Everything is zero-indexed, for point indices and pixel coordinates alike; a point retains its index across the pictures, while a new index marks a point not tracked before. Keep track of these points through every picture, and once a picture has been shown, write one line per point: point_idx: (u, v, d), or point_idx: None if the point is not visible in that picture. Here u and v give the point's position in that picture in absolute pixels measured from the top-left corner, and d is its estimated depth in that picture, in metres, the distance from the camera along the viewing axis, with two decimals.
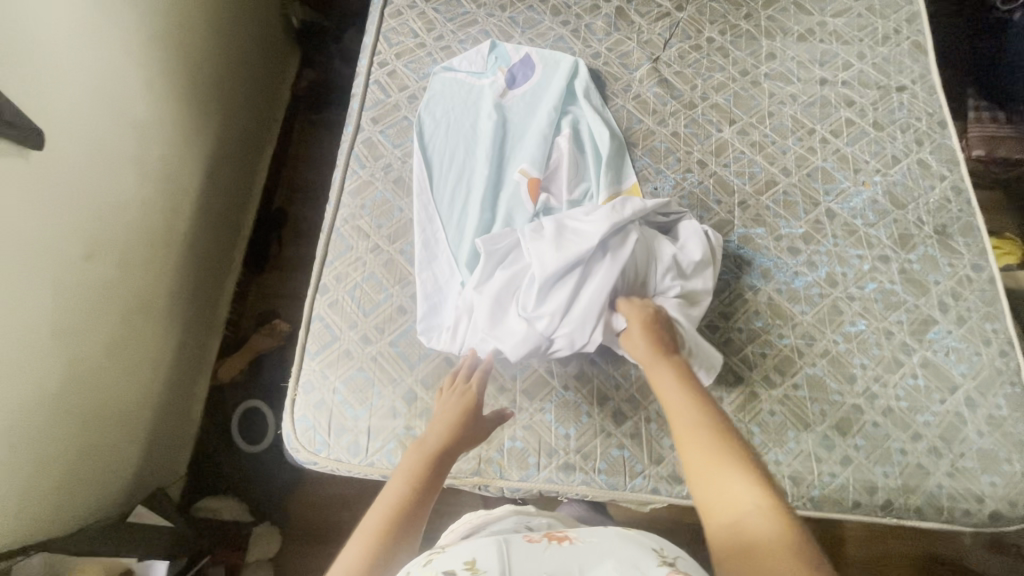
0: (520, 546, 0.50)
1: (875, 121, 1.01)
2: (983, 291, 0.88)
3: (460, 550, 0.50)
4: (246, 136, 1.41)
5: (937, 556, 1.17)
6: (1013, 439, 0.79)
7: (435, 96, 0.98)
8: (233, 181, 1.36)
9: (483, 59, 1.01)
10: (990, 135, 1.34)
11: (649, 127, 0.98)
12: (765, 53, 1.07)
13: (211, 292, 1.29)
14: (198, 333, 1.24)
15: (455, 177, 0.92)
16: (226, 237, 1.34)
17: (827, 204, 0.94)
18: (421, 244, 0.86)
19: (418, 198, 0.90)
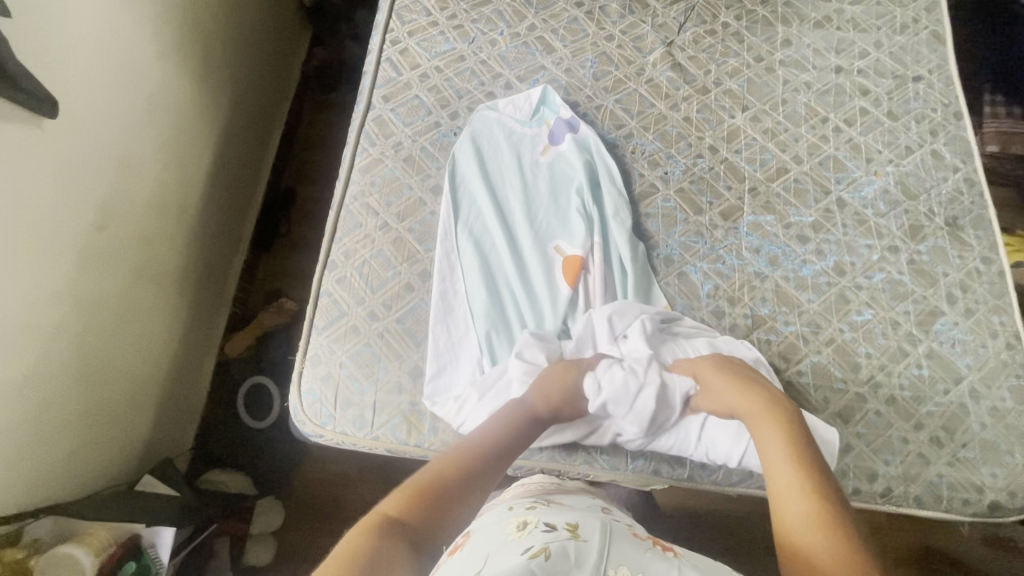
0: (624, 537, 0.59)
1: (890, 111, 1.00)
2: (991, 283, 0.88)
3: (565, 517, 0.61)
4: (257, 115, 1.41)
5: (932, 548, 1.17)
6: (1016, 431, 0.79)
7: (476, 136, 0.94)
8: (243, 159, 1.36)
9: (531, 107, 0.96)
10: (1005, 130, 1.34)
11: (662, 112, 0.98)
12: (781, 39, 1.06)
13: (220, 268, 1.30)
14: (206, 309, 1.25)
15: (481, 234, 0.88)
16: (233, 215, 1.34)
17: (838, 192, 0.93)
18: (439, 295, 0.83)
19: (443, 247, 0.86)
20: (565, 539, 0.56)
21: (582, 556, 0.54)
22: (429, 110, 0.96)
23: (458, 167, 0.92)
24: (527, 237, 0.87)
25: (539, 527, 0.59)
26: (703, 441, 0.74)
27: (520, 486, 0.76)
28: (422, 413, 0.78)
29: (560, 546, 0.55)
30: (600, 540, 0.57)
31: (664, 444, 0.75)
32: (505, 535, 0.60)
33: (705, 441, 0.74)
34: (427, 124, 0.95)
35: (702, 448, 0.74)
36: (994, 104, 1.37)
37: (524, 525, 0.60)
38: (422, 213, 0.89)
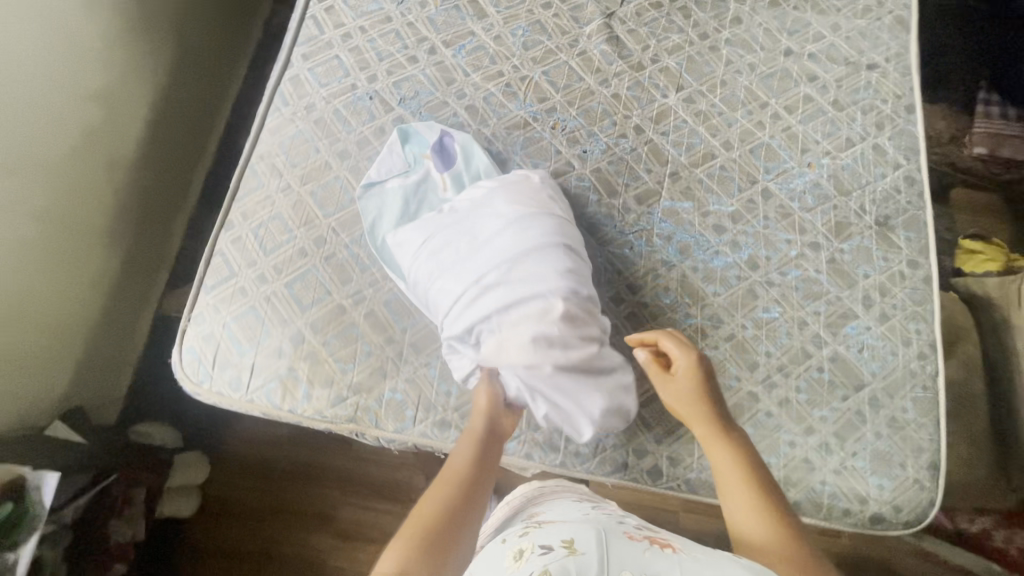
0: (621, 543, 0.56)
1: (836, 100, 0.94)
2: (914, 289, 0.84)
3: (560, 532, 0.58)
4: (211, 65, 1.32)
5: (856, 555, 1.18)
6: (912, 444, 0.76)
7: (379, 212, 0.84)
8: (194, 104, 1.28)
9: (399, 155, 0.86)
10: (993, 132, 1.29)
11: (590, 87, 0.93)
12: (731, 17, 0.99)
13: (166, 220, 1.24)
14: (145, 263, 1.20)
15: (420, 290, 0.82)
16: (182, 165, 1.26)
17: (765, 182, 0.89)
18: (335, 270, 0.82)
19: (393, 322, 0.80)
20: (563, 556, 0.53)
21: (582, 571, 0.51)
22: (347, 71, 0.93)
23: (371, 133, 0.89)
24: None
25: (535, 552, 0.56)
26: (440, 261, 0.76)
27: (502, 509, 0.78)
28: (298, 378, 0.78)
29: (559, 566, 0.52)
30: (598, 552, 0.54)
31: (458, 290, 0.74)
32: (503, 568, 0.56)
33: (445, 258, 0.76)
34: (343, 86, 0.92)
35: (457, 265, 0.75)
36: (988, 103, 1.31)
37: (521, 553, 0.57)
38: (327, 177, 0.87)
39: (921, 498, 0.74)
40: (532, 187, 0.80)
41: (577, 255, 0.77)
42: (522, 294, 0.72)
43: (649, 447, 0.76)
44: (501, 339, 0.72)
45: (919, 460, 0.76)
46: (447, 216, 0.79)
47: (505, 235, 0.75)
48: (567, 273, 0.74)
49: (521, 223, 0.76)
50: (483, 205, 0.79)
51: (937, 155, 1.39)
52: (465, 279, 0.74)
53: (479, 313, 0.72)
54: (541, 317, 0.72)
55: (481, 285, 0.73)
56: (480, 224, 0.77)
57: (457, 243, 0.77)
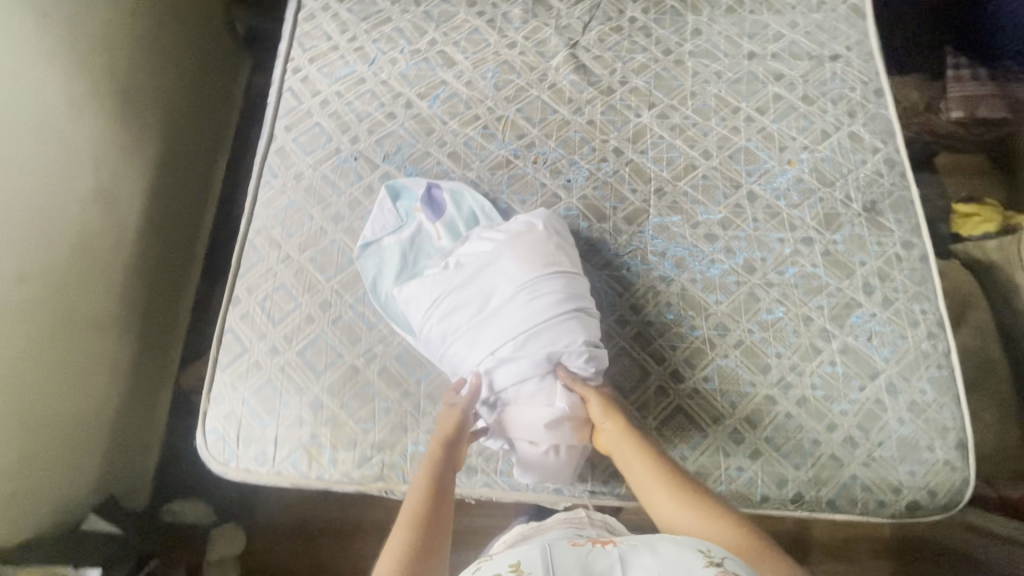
0: (563, 549, 0.57)
1: (805, 95, 0.96)
2: (912, 270, 0.84)
3: (504, 557, 0.57)
4: (193, 138, 1.34)
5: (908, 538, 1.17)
6: (936, 425, 0.76)
7: (379, 269, 0.85)
8: (184, 180, 1.31)
9: (391, 212, 0.88)
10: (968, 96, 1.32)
11: (564, 117, 0.95)
12: (691, 29, 1.02)
13: (172, 297, 1.26)
14: (157, 343, 1.22)
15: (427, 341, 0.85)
16: (178, 240, 1.28)
17: (748, 185, 0.90)
18: (344, 331, 0.84)
19: (406, 376, 0.81)
20: None
21: None
22: (330, 135, 0.96)
23: (360, 192, 0.92)
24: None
25: None
26: (453, 327, 0.77)
27: (501, 543, 0.78)
28: (321, 445, 0.79)
29: None
30: (545, 565, 0.54)
31: (473, 360, 0.75)
32: None
33: (456, 323, 0.77)
34: (327, 151, 0.95)
35: (471, 331, 0.76)
36: (959, 67, 1.34)
37: None
38: (323, 242, 0.89)
39: (954, 478, 0.75)
40: (541, 240, 0.80)
41: (591, 319, 0.77)
42: (535, 368, 0.73)
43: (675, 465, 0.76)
44: (512, 414, 0.74)
45: (946, 441, 0.76)
46: (456, 275, 0.80)
47: (517, 303, 0.75)
48: (582, 344, 0.75)
49: (534, 291, 0.76)
50: (493, 263, 0.79)
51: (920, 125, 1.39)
52: (478, 347, 0.75)
53: (495, 386, 0.74)
54: (553, 394, 0.73)
55: (496, 358, 0.74)
56: (490, 286, 0.78)
57: (469, 307, 0.77)
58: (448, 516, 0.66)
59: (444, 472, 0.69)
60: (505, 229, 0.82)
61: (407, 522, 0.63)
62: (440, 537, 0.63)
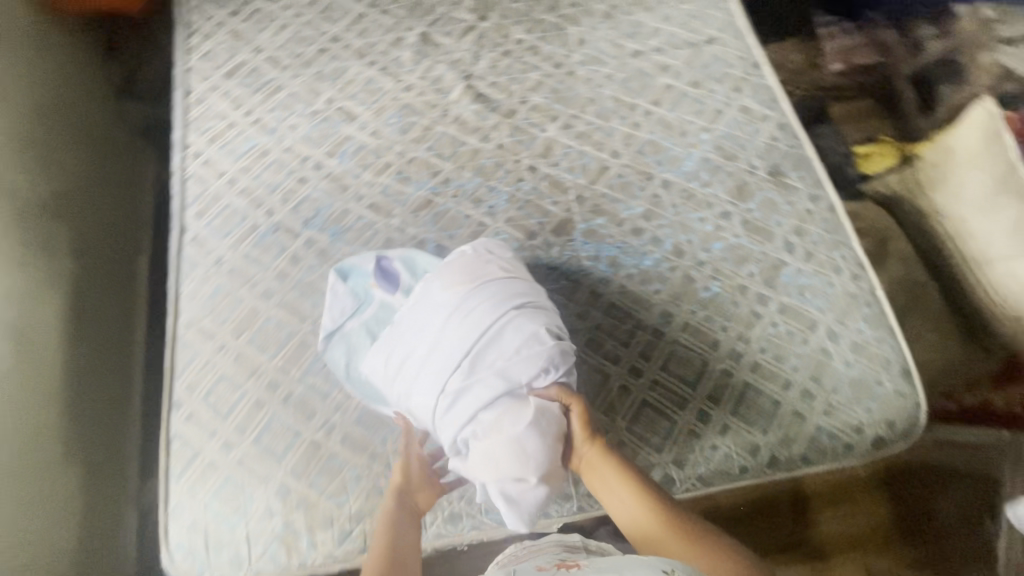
0: None
1: (693, 80, 1.01)
2: (825, 220, 0.90)
3: None
4: (111, 216, 1.20)
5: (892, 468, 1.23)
6: (880, 360, 0.80)
7: (347, 356, 0.82)
8: (102, 256, 1.15)
9: (347, 296, 0.85)
10: (843, 47, 1.57)
11: (474, 147, 0.97)
12: (575, 40, 1.06)
13: (110, 390, 1.08)
14: (102, 446, 1.03)
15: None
16: (115, 324, 1.14)
17: (660, 174, 0.94)
18: (297, 408, 0.81)
19: (370, 438, 0.79)
20: None
21: None
22: (244, 213, 0.94)
23: (285, 263, 0.90)
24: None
25: None
26: (401, 373, 0.74)
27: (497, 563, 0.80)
28: (297, 531, 0.75)
29: None
30: None
31: (429, 402, 0.72)
32: None
33: (403, 369, 0.74)
34: (243, 229, 0.93)
35: (418, 372, 0.73)
36: (829, 27, 1.60)
37: None
38: (258, 322, 0.86)
39: (907, 406, 0.78)
40: (465, 262, 0.79)
41: (538, 318, 0.74)
42: (489, 388, 0.70)
43: (652, 460, 0.77)
44: (488, 448, 0.68)
45: (892, 373, 0.80)
46: (396, 322, 0.78)
47: (454, 328, 0.73)
48: (532, 349, 0.72)
49: (467, 310, 0.73)
50: (422, 296, 0.77)
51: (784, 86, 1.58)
52: (428, 386, 0.72)
53: (458, 421, 0.70)
54: (523, 413, 0.69)
55: (448, 390, 0.71)
56: (424, 320, 0.75)
57: (410, 349, 0.75)
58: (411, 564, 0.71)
59: (399, 526, 0.72)
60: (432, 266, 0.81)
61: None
62: None
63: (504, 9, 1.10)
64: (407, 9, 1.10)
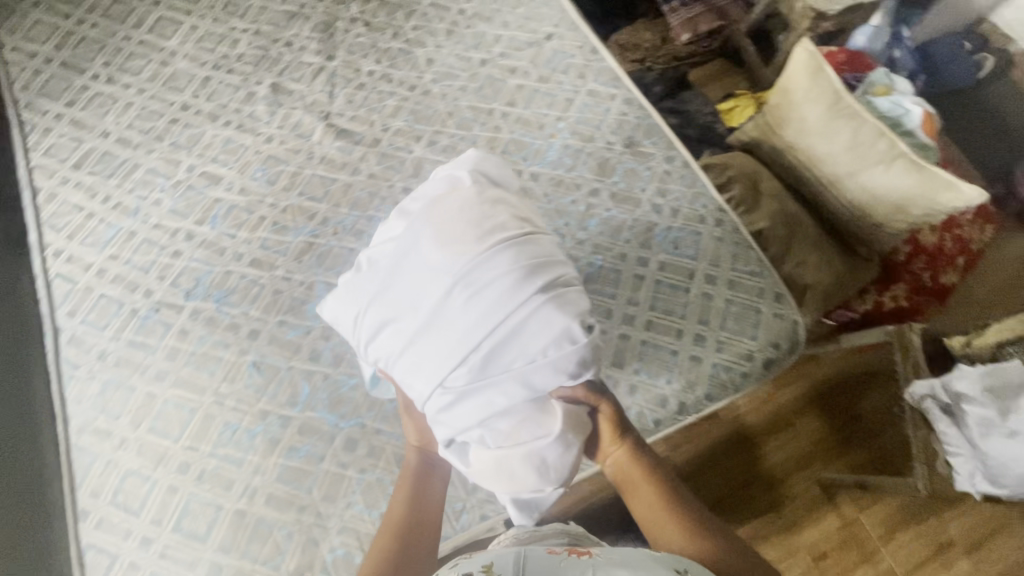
0: (538, 558, 0.62)
1: (540, 76, 1.07)
2: (683, 177, 0.96)
3: (482, 557, 0.64)
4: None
5: (819, 388, 1.35)
6: (755, 290, 0.87)
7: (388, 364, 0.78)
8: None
9: None
10: (687, 19, 1.67)
11: (345, 182, 0.98)
12: (424, 61, 1.10)
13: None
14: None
15: (307, 442, 0.80)
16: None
17: (528, 169, 0.98)
18: (214, 483, 0.78)
19: (295, 491, 0.77)
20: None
21: None
22: (120, 301, 0.90)
23: (174, 340, 0.87)
24: (344, 430, 0.80)
25: None
26: (397, 353, 0.68)
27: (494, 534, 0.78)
28: None
29: None
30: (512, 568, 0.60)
31: (425, 392, 0.67)
32: None
33: (399, 345, 0.68)
34: (122, 317, 0.89)
35: (417, 355, 0.67)
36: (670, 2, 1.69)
37: None
38: (156, 406, 0.83)
39: (787, 325, 0.85)
40: (475, 225, 0.70)
41: (565, 309, 0.67)
42: (503, 396, 0.65)
43: None
44: (501, 460, 0.66)
45: (768, 298, 0.87)
46: (387, 290, 0.70)
47: (460, 312, 0.66)
48: (554, 349, 0.66)
49: (475, 288, 0.66)
50: (422, 260, 0.69)
51: (638, 62, 1.72)
52: (430, 375, 0.66)
53: (461, 419, 0.66)
54: (545, 425, 0.66)
55: (452, 387, 0.66)
56: (422, 293, 0.68)
57: (407, 324, 0.68)
58: (432, 515, 0.72)
59: (420, 475, 0.74)
60: (435, 214, 0.71)
61: (390, 531, 0.69)
62: (424, 532, 0.70)
63: (349, 45, 1.12)
64: (253, 63, 1.11)
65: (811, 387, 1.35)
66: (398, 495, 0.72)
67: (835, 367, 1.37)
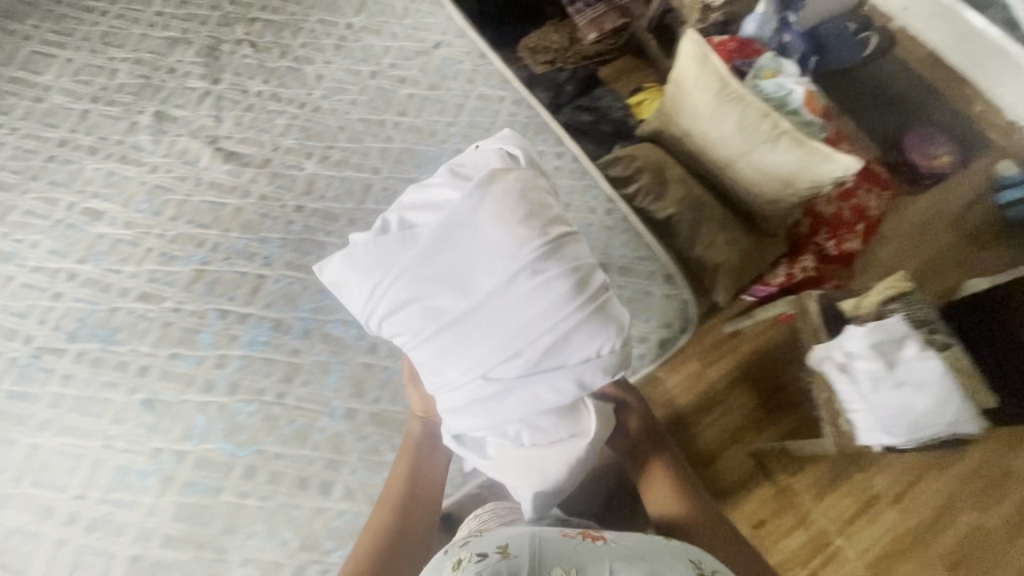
0: (556, 538, 0.56)
1: (430, 83, 1.08)
2: (573, 171, 0.99)
3: (495, 537, 0.57)
4: None
5: (745, 363, 1.39)
6: (644, 275, 0.91)
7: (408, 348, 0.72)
8: None
9: None
10: (591, 19, 1.71)
11: (236, 206, 0.96)
12: (313, 78, 1.09)
13: None
14: None
15: (205, 476, 0.77)
16: None
17: (421, 176, 0.99)
18: (105, 530, 0.75)
19: (193, 528, 0.74)
20: (497, 563, 0.53)
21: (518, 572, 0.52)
22: None
23: (57, 386, 0.83)
24: (242, 458, 0.78)
25: (471, 560, 0.54)
26: (435, 339, 0.62)
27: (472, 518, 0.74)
28: None
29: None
30: (533, 552, 0.54)
31: (467, 383, 0.61)
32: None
33: (441, 324, 0.61)
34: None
35: (463, 340, 0.61)
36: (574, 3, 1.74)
37: (458, 562, 0.55)
38: (40, 457, 0.79)
39: (675, 305, 0.90)
40: (537, 211, 0.63)
41: (624, 307, 0.63)
42: (554, 393, 0.60)
43: None
44: (536, 458, 0.64)
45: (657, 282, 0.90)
46: (426, 265, 0.63)
47: (514, 299, 0.60)
48: (612, 349, 0.61)
49: (533, 274, 0.60)
50: (472, 237, 0.62)
51: (549, 64, 1.79)
52: (477, 362, 0.61)
53: (502, 415, 0.61)
54: (577, 420, 0.65)
55: (496, 379, 0.60)
56: (471, 272, 0.61)
57: (453, 305, 0.61)
58: (431, 487, 0.71)
59: (422, 449, 0.74)
60: (494, 188, 0.63)
61: (389, 502, 0.68)
62: (423, 500, 0.69)
63: (235, 67, 1.10)
64: (135, 93, 1.08)
65: (737, 362, 1.39)
66: (398, 467, 0.72)
67: (759, 341, 1.41)
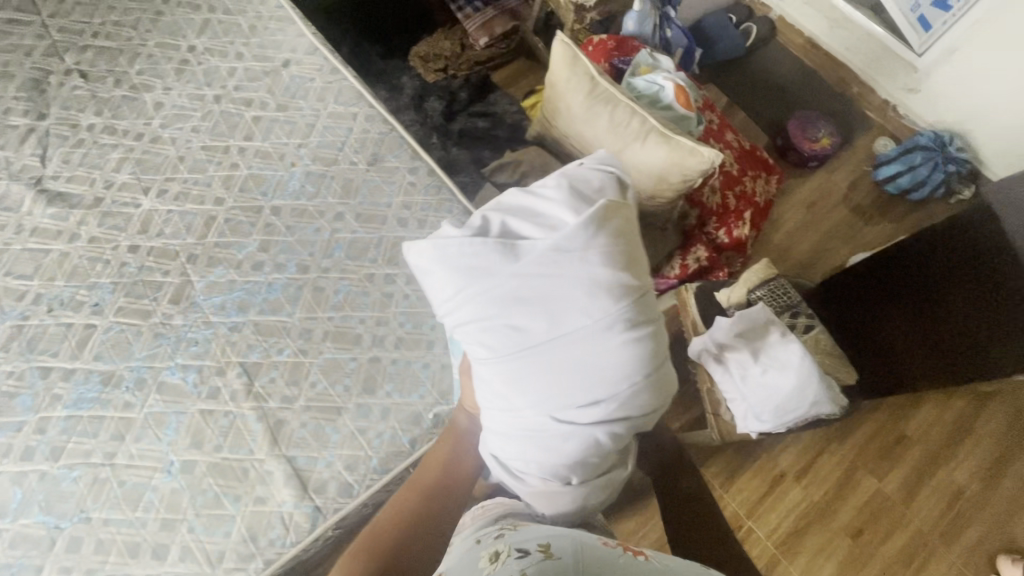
0: (596, 547, 0.52)
1: (278, 104, 1.03)
2: (428, 185, 0.96)
3: (536, 534, 0.54)
4: None
5: None
6: None
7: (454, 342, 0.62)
8: None
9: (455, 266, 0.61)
10: (482, 22, 1.68)
11: (62, 252, 0.89)
12: (151, 106, 1.02)
13: None
14: None
15: (21, 555, 0.70)
16: None
17: (268, 204, 0.94)
18: None
19: None
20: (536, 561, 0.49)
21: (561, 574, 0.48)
22: None
23: None
24: (65, 531, 0.72)
25: (511, 555, 0.51)
26: (510, 366, 0.52)
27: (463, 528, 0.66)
28: None
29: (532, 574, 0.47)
30: (574, 555, 0.50)
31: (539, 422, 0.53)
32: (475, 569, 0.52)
33: (517, 351, 0.52)
34: None
35: (542, 375, 0.52)
36: (462, 8, 1.70)
37: (495, 554, 0.52)
38: None
39: None
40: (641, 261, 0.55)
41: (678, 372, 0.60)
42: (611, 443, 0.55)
43: (323, 475, 0.77)
44: (574, 495, 0.59)
45: None
46: (514, 282, 0.51)
47: (606, 350, 0.50)
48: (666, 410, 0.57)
49: (628, 327, 0.51)
50: (572, 268, 0.51)
51: (442, 72, 1.74)
52: (550, 398, 0.52)
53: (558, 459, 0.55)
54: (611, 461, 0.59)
55: (567, 424, 0.53)
56: (564, 308, 0.51)
57: (539, 333, 0.51)
58: (465, 487, 0.62)
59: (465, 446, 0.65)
60: (612, 226, 0.52)
61: (418, 488, 0.61)
62: (455, 499, 0.61)
63: (63, 100, 1.02)
64: None
65: None
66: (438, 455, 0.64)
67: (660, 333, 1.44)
